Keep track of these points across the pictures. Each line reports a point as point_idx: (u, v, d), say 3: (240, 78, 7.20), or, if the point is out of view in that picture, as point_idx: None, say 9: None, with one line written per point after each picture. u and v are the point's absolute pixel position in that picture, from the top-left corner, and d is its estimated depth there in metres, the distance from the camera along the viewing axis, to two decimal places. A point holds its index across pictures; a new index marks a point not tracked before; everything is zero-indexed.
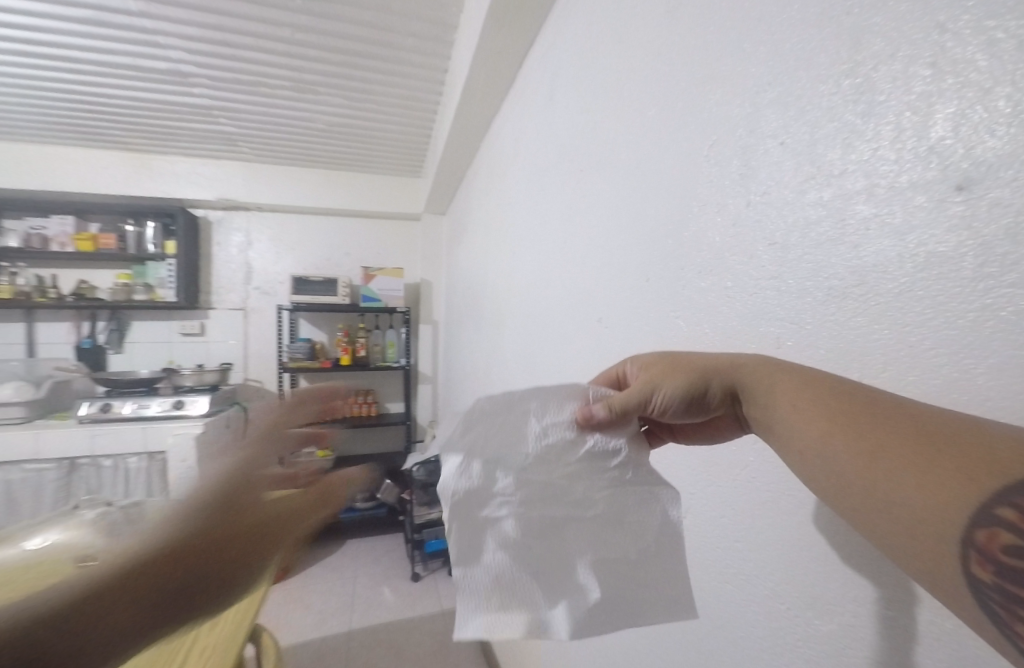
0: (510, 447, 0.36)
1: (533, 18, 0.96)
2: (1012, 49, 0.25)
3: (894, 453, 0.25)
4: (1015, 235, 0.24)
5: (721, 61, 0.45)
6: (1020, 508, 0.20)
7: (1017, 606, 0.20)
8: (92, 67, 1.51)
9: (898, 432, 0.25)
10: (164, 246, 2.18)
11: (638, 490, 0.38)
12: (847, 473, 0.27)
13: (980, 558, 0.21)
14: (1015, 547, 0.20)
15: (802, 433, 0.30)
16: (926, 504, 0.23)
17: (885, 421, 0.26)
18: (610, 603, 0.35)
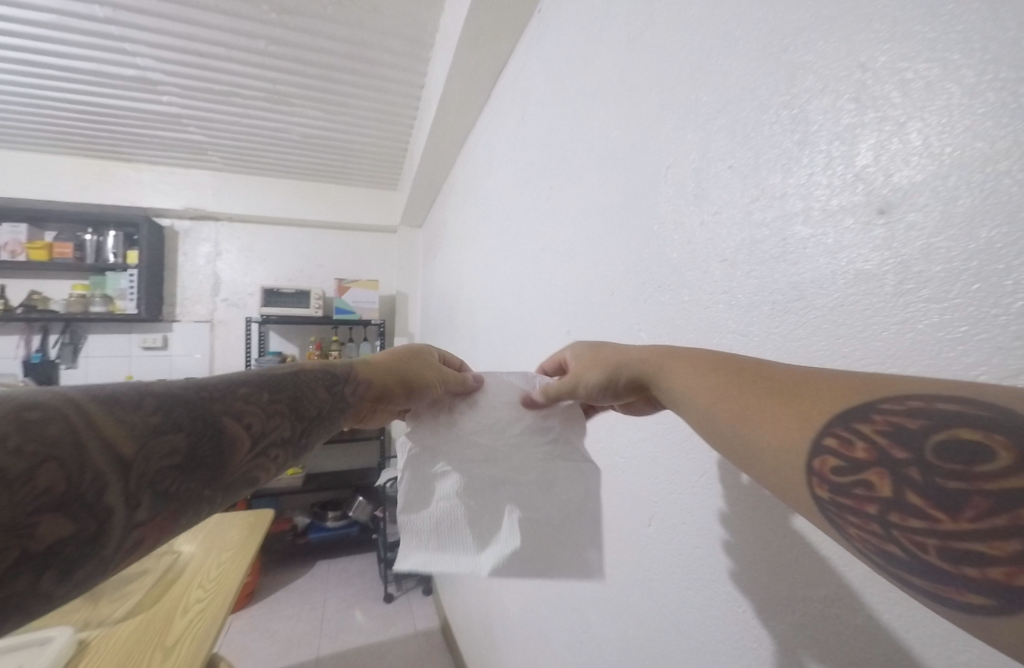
0: (466, 419, 0.48)
1: (507, 38, 0.99)
2: (920, 90, 0.28)
3: (758, 410, 0.29)
4: (928, 255, 0.27)
5: (676, 89, 0.48)
6: (839, 435, 0.25)
7: (847, 513, 0.25)
8: (52, 71, 1.46)
9: (759, 390, 0.30)
10: (125, 256, 2.10)
11: (568, 464, 0.46)
12: (725, 432, 0.31)
13: (819, 480, 0.26)
14: (839, 466, 0.25)
15: (692, 402, 0.34)
16: (778, 443, 0.28)
17: (749, 382, 0.31)
18: (528, 556, 0.44)
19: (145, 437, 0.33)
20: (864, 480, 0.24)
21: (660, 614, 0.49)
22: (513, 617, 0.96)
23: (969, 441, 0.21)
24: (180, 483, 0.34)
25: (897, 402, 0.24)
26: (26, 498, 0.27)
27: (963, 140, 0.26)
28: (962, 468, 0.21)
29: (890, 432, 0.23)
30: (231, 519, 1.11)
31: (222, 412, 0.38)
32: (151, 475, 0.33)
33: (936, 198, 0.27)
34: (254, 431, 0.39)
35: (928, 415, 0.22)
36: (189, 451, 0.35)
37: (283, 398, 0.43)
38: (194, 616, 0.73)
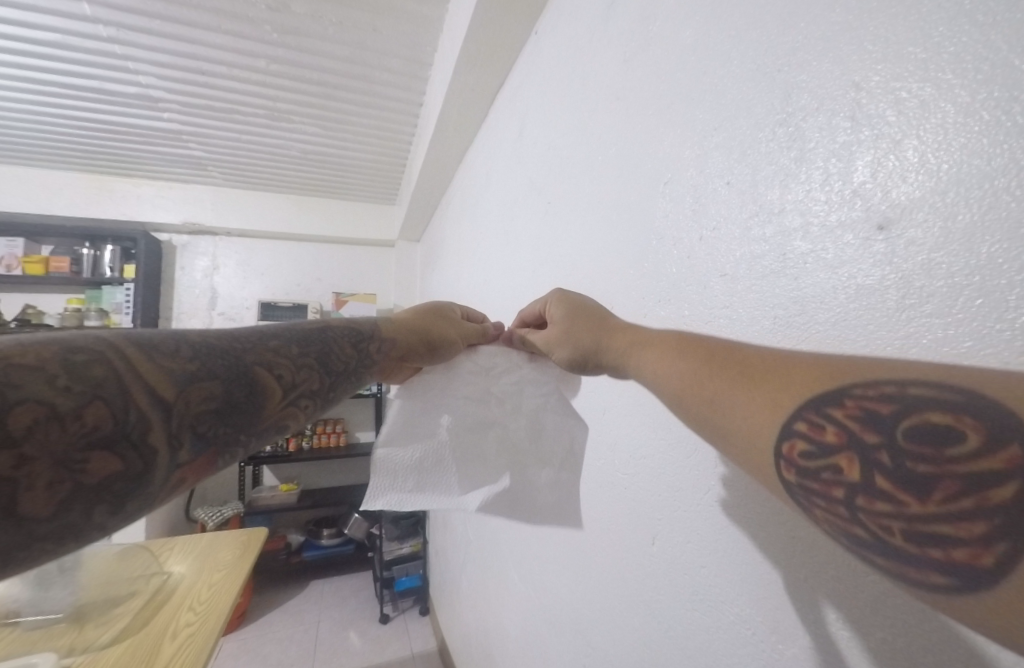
0: (463, 365, 0.53)
1: (504, 57, 1.01)
2: (915, 109, 0.28)
3: (729, 394, 0.28)
4: (930, 270, 0.27)
5: (672, 107, 0.49)
6: (809, 419, 0.23)
7: (814, 496, 0.23)
8: (55, 88, 1.47)
9: (729, 374, 0.28)
10: (122, 270, 2.09)
11: (557, 416, 0.53)
12: (696, 417, 0.30)
13: (787, 464, 0.24)
14: (807, 451, 0.23)
15: (666, 387, 0.33)
16: (748, 427, 0.26)
17: (721, 366, 0.29)
18: (514, 495, 0.51)
19: (182, 382, 0.34)
20: (833, 464, 0.22)
21: (665, 635, 0.47)
22: (512, 638, 0.94)
23: (940, 425, 0.19)
24: (218, 427, 0.35)
25: (869, 385, 0.22)
26: (75, 433, 0.29)
27: (959, 157, 0.26)
28: (933, 452, 0.19)
29: (861, 416, 0.22)
30: (223, 538, 1.08)
31: (253, 363, 0.39)
32: (190, 418, 0.34)
33: (935, 214, 0.27)
34: (285, 382, 0.40)
35: (899, 399, 0.21)
36: (225, 397, 0.36)
37: (313, 352, 0.43)
38: (183, 640, 0.71)
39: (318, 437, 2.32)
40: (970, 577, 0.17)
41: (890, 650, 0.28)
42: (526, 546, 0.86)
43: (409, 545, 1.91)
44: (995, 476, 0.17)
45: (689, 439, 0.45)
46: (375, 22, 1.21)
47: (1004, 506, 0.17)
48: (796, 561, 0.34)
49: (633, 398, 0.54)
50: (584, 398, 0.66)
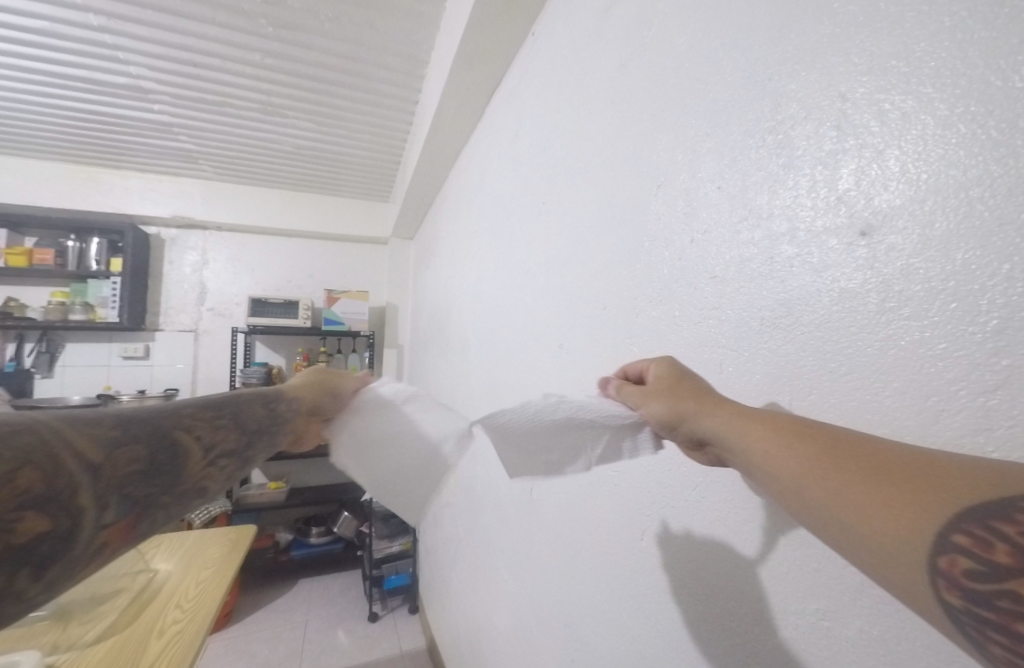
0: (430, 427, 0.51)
1: (500, 60, 1.03)
2: (897, 120, 0.29)
3: (859, 487, 0.24)
4: (908, 275, 0.28)
5: (667, 113, 0.50)
6: (972, 531, 0.19)
7: (985, 629, 0.19)
8: (42, 76, 1.45)
9: (859, 465, 0.25)
10: (108, 263, 2.05)
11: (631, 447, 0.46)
12: (815, 511, 0.26)
13: (947, 584, 0.20)
14: (974, 569, 0.19)
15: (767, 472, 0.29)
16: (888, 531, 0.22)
17: (845, 457, 0.25)
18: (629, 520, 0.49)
19: (109, 446, 0.34)
20: (1014, 594, 0.18)
21: (653, 628, 0.49)
22: (503, 635, 0.94)
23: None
24: (144, 488, 0.35)
25: None
26: (7, 497, 0.28)
27: (937, 168, 0.27)
28: None
29: None
30: (210, 536, 1.08)
31: (174, 426, 0.39)
32: (119, 480, 0.34)
33: (914, 222, 0.28)
34: (205, 442, 0.41)
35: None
36: (152, 460, 0.37)
37: (227, 413, 0.45)
38: (170, 638, 0.70)
39: None
40: None
41: (866, 638, 0.30)
42: (517, 543, 0.86)
43: (399, 544, 1.90)
44: None
45: None
46: (373, 19, 1.21)
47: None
48: (781, 555, 0.35)
49: None
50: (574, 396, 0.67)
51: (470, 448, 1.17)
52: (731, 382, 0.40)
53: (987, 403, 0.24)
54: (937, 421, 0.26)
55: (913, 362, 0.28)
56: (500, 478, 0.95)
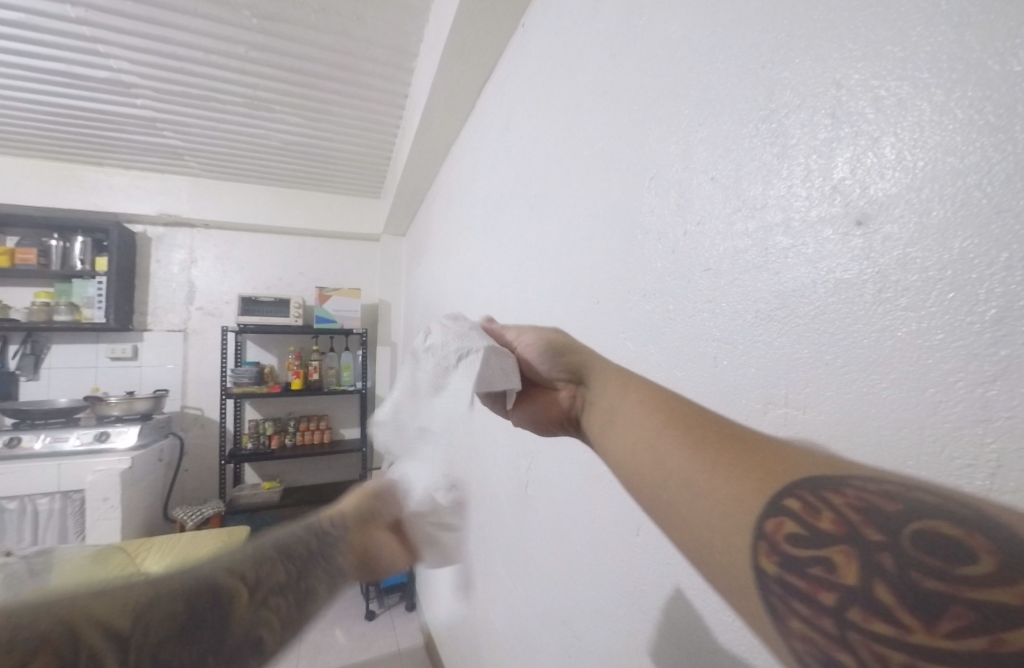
0: None
1: (490, 52, 1.01)
2: (892, 107, 0.29)
3: (719, 464, 0.29)
4: (904, 265, 0.28)
5: (659, 103, 0.49)
6: (800, 501, 0.25)
7: (794, 598, 0.23)
8: (19, 70, 1.40)
9: (719, 446, 0.31)
10: (93, 262, 2.01)
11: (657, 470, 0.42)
12: (680, 481, 0.31)
13: (770, 548, 0.25)
14: (797, 534, 0.24)
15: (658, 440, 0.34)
16: (734, 497, 0.28)
17: (720, 438, 0.31)
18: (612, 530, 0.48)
19: (141, 608, 0.32)
20: (825, 558, 0.23)
21: (648, 623, 0.49)
22: (500, 632, 0.94)
23: (949, 537, 0.20)
24: (181, 650, 0.33)
25: (855, 486, 0.24)
26: None
27: (933, 155, 0.27)
28: (940, 566, 0.19)
29: (859, 510, 0.23)
30: (203, 537, 1.06)
31: (217, 571, 0.37)
32: (150, 646, 0.32)
33: (911, 210, 0.27)
34: (250, 580, 0.38)
35: (904, 501, 0.22)
36: (186, 612, 0.34)
37: (269, 547, 0.42)
38: None
39: (301, 434, 2.29)
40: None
41: None
42: (513, 540, 0.86)
43: None
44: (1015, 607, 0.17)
45: None
46: (360, 10, 1.19)
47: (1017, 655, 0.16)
48: None
49: None
50: None
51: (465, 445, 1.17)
52: (726, 375, 0.40)
53: (985, 394, 0.24)
54: (936, 412, 0.26)
55: (910, 353, 0.27)
56: (495, 475, 0.95)
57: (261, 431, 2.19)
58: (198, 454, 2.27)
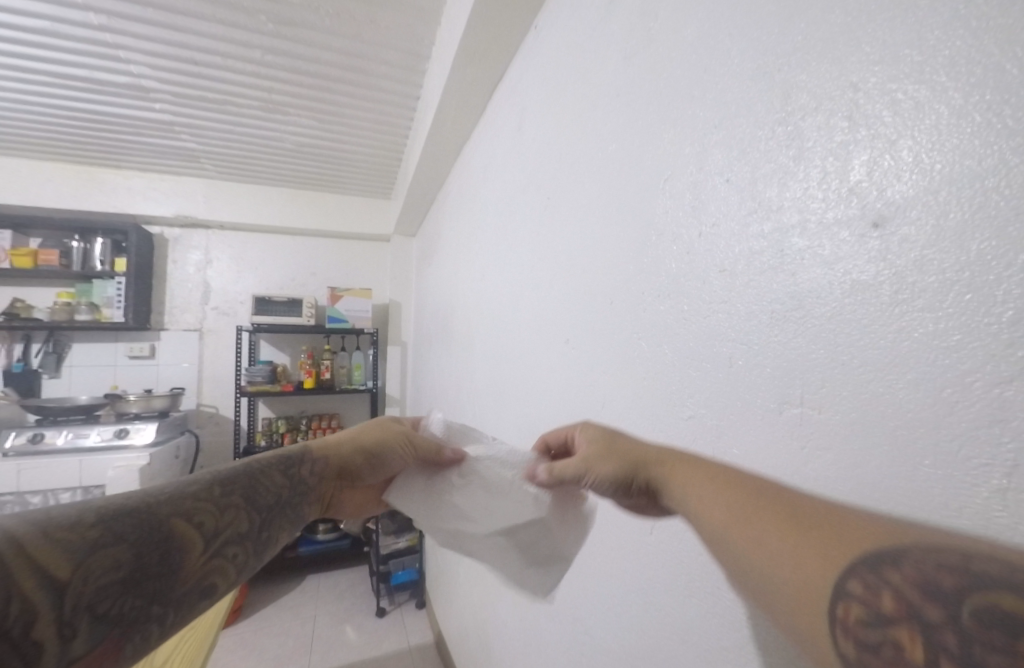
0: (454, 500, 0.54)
1: (501, 56, 1.03)
2: (910, 109, 0.29)
3: (776, 535, 0.27)
4: (921, 266, 0.28)
5: (673, 104, 0.50)
6: (865, 582, 0.22)
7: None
8: (44, 77, 1.45)
9: (776, 512, 0.28)
10: (113, 263, 2.06)
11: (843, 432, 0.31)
12: (737, 559, 0.29)
13: (843, 632, 0.22)
14: (863, 619, 0.21)
15: (706, 521, 0.32)
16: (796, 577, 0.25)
17: (781, 502, 0.29)
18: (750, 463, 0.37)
19: (81, 555, 0.34)
20: (893, 640, 0.20)
21: (662, 619, 0.49)
22: (510, 629, 0.95)
23: (1013, 610, 0.17)
24: (124, 602, 0.35)
25: (931, 556, 0.21)
26: None
27: (951, 158, 0.27)
28: (1002, 642, 0.16)
29: (922, 588, 0.20)
30: None
31: (170, 515, 0.40)
32: (88, 598, 0.33)
33: (927, 213, 0.28)
34: (206, 529, 0.41)
35: (968, 573, 0.19)
36: (134, 562, 0.36)
37: (236, 491, 0.46)
38: (181, 638, 0.71)
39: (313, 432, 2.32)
40: None
41: None
42: None
43: (406, 539, 1.92)
44: None
45: (689, 427, 0.46)
46: (372, 14, 1.20)
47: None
48: None
49: (631, 389, 0.55)
50: (582, 391, 0.67)
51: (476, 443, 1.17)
52: (742, 375, 0.40)
53: (1002, 394, 0.24)
54: (953, 412, 0.26)
55: (928, 354, 0.27)
56: None
57: (274, 429, 2.23)
58: (213, 451, 2.31)
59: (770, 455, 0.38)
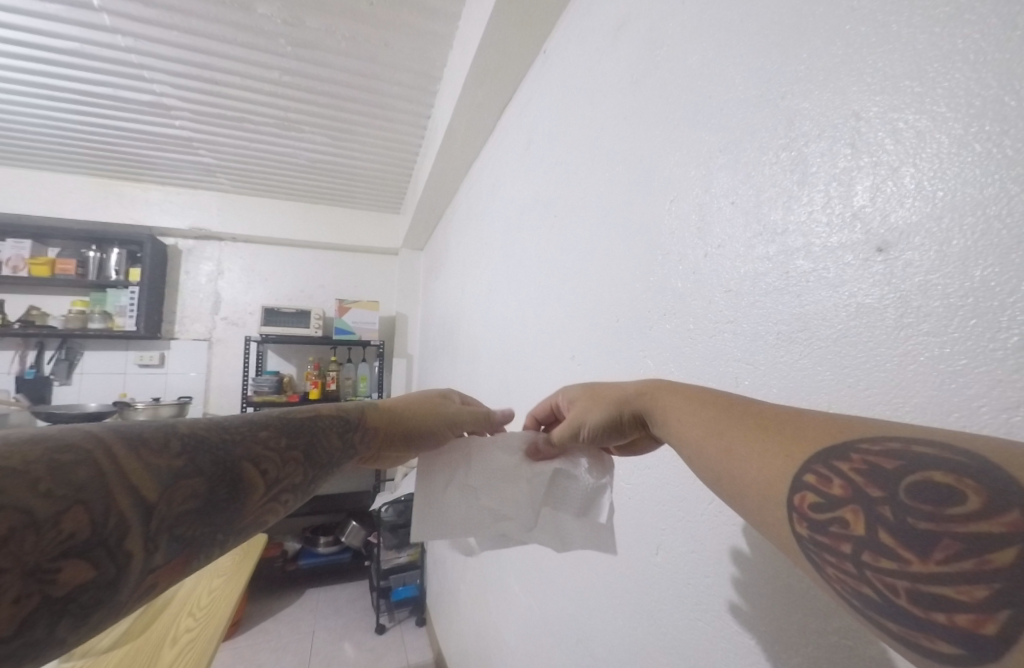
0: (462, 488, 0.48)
1: (510, 78, 1.06)
2: (911, 139, 0.30)
3: (742, 442, 0.29)
4: (925, 291, 0.28)
5: (680, 127, 0.51)
6: (819, 473, 0.25)
7: (825, 552, 0.24)
8: (71, 95, 1.51)
9: (739, 422, 0.31)
10: (127, 273, 2.11)
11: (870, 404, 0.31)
12: (709, 470, 0.32)
13: (800, 516, 0.25)
14: (817, 503, 0.24)
15: (680, 440, 0.35)
16: (759, 471, 0.28)
17: (740, 411, 0.31)
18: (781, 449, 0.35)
19: (166, 480, 0.32)
20: (840, 518, 0.23)
21: (668, 642, 0.48)
22: (511, 649, 0.93)
23: (941, 483, 0.20)
24: (198, 527, 0.33)
25: (875, 442, 0.24)
26: (49, 542, 0.26)
27: (953, 186, 0.27)
28: (934, 510, 0.20)
29: (868, 471, 0.23)
30: None
31: (241, 457, 0.37)
32: (170, 519, 0.31)
33: (931, 239, 0.28)
34: (269, 477, 0.38)
35: (904, 456, 0.22)
36: (208, 495, 0.34)
37: (300, 444, 0.43)
38: (182, 647, 0.71)
39: None
40: (975, 642, 0.17)
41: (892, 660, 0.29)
42: (529, 557, 0.86)
43: (407, 554, 1.90)
44: (994, 538, 0.18)
45: None
46: (386, 37, 1.25)
47: (1005, 572, 0.17)
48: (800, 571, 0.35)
49: None
50: None
51: None
52: (748, 395, 0.40)
53: (1011, 419, 0.24)
54: None
55: (933, 379, 0.27)
56: None
57: None
58: None
59: None
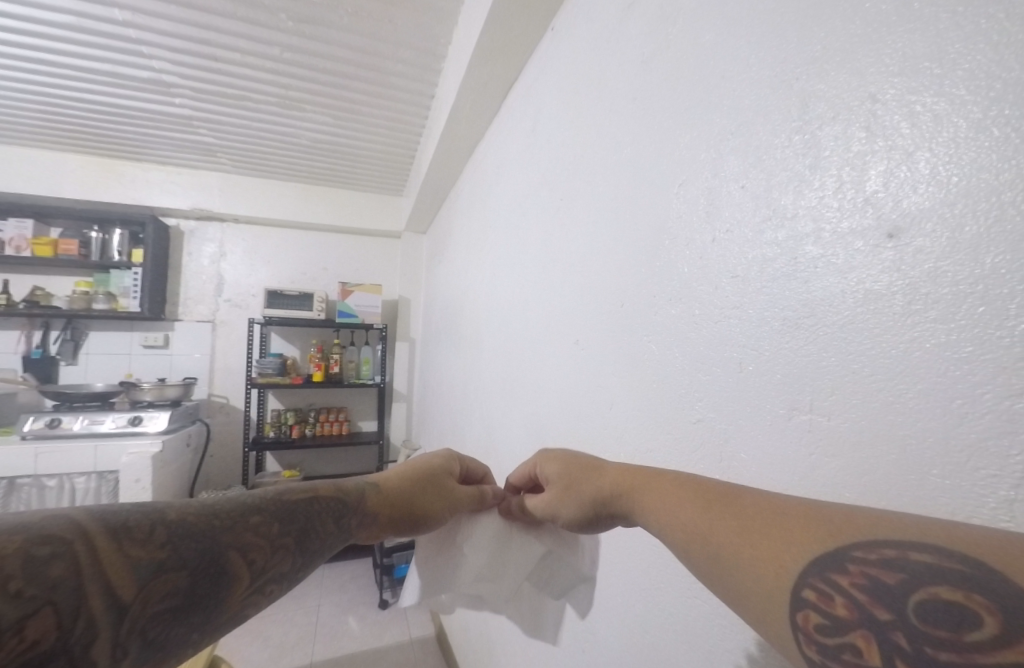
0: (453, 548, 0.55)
1: (516, 55, 1.03)
2: (928, 122, 0.29)
3: (735, 547, 0.30)
4: (935, 277, 0.28)
5: (691, 109, 0.50)
6: (817, 589, 0.26)
7: None
8: (68, 71, 1.48)
9: (729, 521, 0.31)
10: (130, 254, 2.10)
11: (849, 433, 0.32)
12: (706, 572, 0.32)
13: (807, 637, 0.26)
14: (822, 624, 0.25)
15: (672, 533, 0.36)
16: (757, 579, 0.28)
17: (729, 509, 0.32)
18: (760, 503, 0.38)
19: (144, 578, 0.33)
20: (851, 643, 0.24)
21: (664, 618, 0.50)
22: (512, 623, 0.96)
23: (949, 600, 0.21)
24: (171, 628, 0.33)
25: (869, 550, 0.25)
26: (12, 649, 0.27)
27: (968, 171, 0.27)
28: (948, 632, 0.20)
29: (867, 586, 0.24)
30: None
31: (228, 545, 0.37)
32: (143, 621, 0.32)
33: (942, 225, 0.28)
34: (256, 567, 0.38)
35: (901, 567, 0.23)
36: (187, 591, 0.34)
37: (292, 528, 0.42)
38: None
39: (320, 425, 2.35)
40: None
41: None
42: None
43: None
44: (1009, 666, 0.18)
45: (698, 430, 0.47)
46: (389, 12, 1.21)
47: None
48: None
49: (641, 394, 0.55)
50: (589, 393, 0.67)
51: (482, 441, 1.18)
52: (752, 380, 0.41)
53: (1013, 406, 0.24)
54: (962, 422, 0.26)
55: (938, 364, 0.28)
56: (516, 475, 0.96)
57: (283, 421, 2.27)
58: (222, 441, 2.35)
59: (777, 461, 0.38)
